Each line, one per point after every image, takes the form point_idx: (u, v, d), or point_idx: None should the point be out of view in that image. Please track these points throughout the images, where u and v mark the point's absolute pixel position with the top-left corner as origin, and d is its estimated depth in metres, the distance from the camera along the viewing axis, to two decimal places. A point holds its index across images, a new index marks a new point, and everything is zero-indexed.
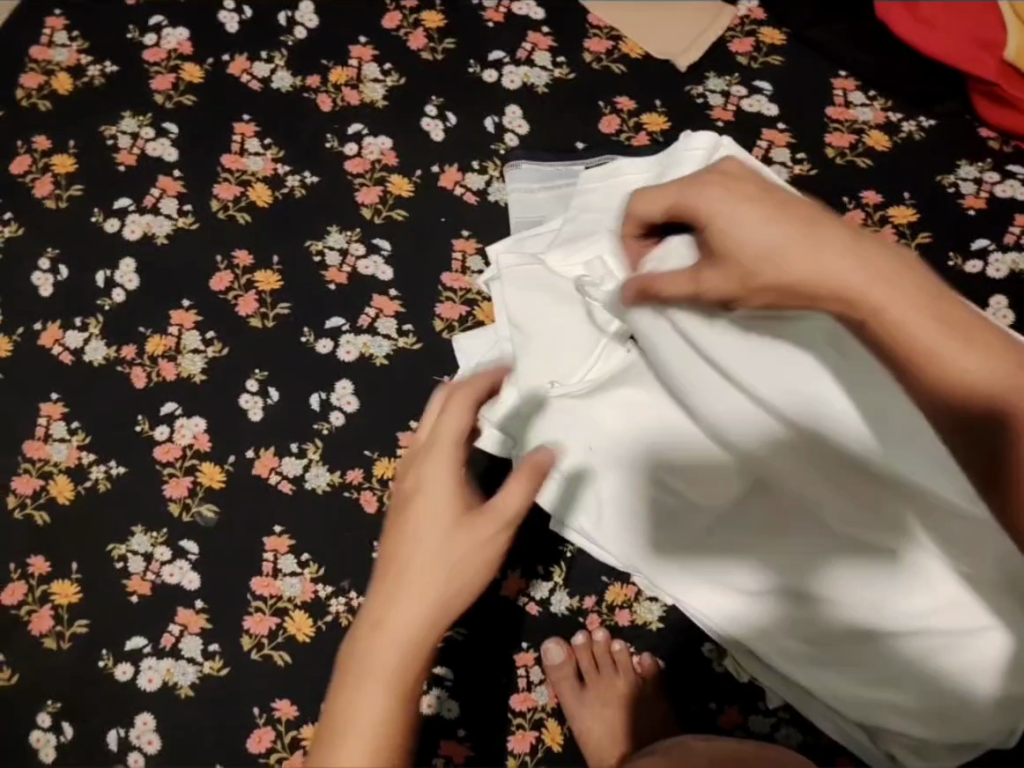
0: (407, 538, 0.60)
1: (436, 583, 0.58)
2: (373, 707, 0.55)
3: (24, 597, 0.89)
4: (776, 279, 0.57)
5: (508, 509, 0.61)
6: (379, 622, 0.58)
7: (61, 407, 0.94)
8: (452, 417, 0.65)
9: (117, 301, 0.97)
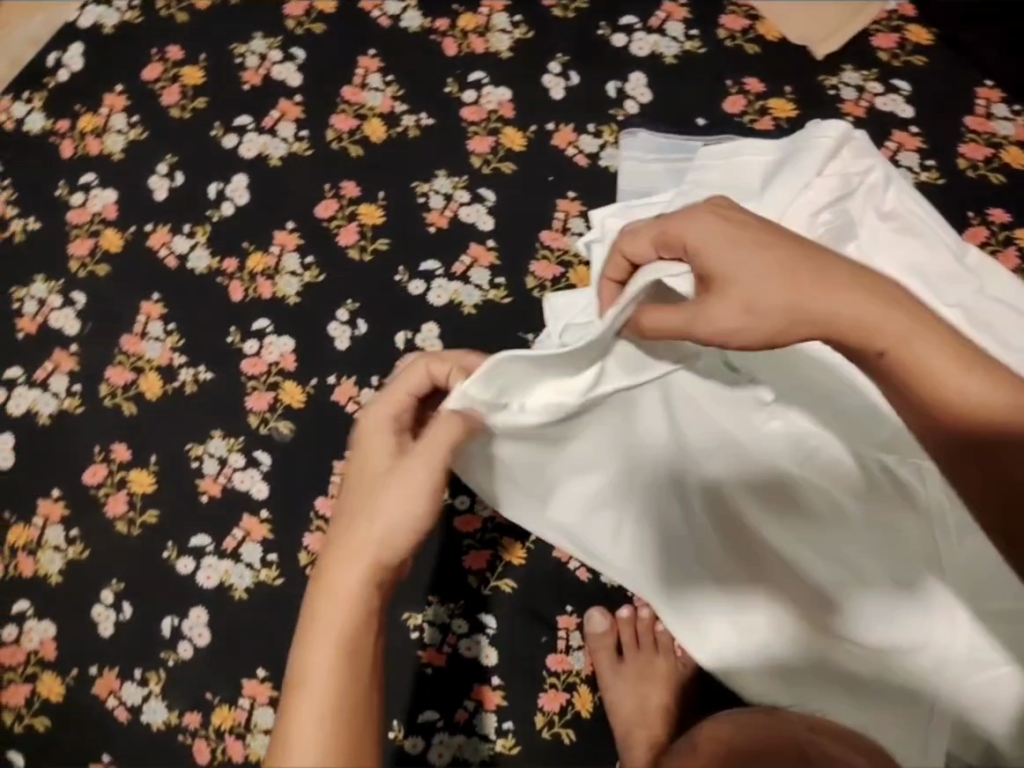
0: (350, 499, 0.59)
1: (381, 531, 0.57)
2: (326, 674, 0.53)
3: (103, 480, 0.94)
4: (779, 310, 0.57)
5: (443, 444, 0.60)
6: (324, 592, 0.56)
7: (159, 308, 0.98)
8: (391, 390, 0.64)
9: (225, 214, 1.00)
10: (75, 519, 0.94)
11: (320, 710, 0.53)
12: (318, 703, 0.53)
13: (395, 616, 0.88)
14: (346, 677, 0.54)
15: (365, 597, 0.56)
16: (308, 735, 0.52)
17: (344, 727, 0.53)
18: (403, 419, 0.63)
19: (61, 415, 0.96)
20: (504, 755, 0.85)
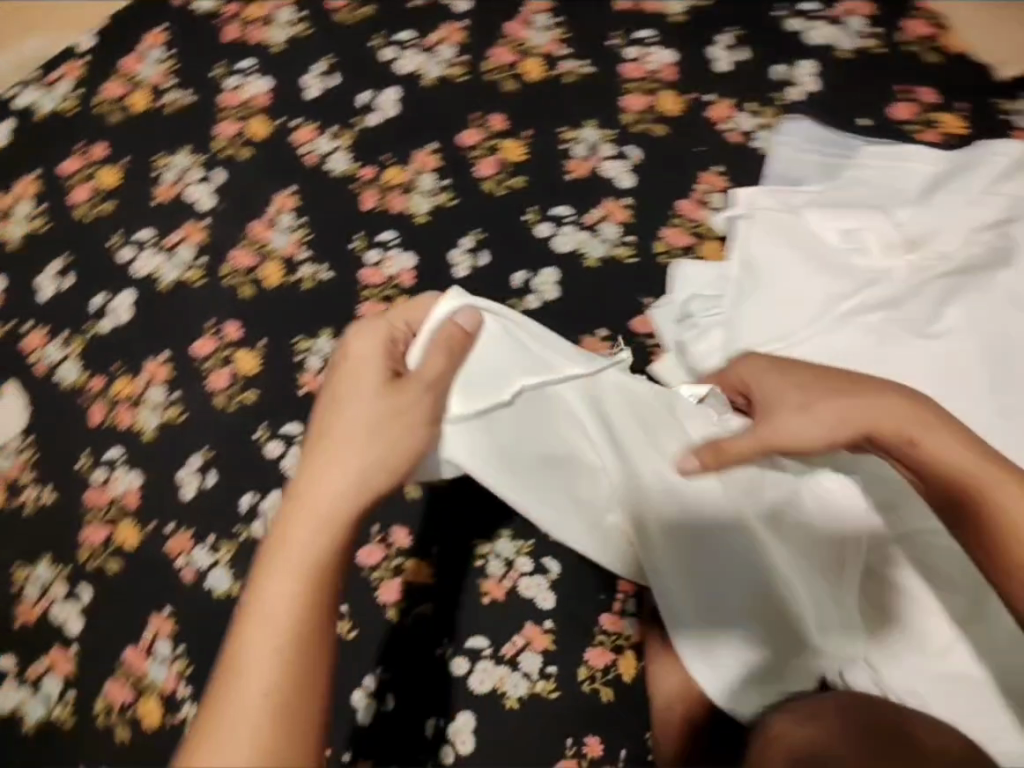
0: (336, 423, 0.59)
1: (362, 449, 0.58)
2: (284, 603, 0.52)
3: (211, 354, 0.98)
4: (835, 414, 0.65)
5: (432, 374, 0.65)
6: (303, 518, 0.55)
7: (292, 201, 1.00)
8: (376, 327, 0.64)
9: (371, 124, 1.01)
10: (178, 384, 0.97)
11: (275, 638, 0.52)
12: (270, 634, 0.52)
13: (467, 542, 0.94)
14: (305, 610, 0.52)
15: (339, 527, 0.55)
16: (264, 648, 0.51)
17: (296, 657, 0.52)
18: (394, 348, 0.64)
19: (181, 284, 0.99)
20: (541, 696, 0.89)
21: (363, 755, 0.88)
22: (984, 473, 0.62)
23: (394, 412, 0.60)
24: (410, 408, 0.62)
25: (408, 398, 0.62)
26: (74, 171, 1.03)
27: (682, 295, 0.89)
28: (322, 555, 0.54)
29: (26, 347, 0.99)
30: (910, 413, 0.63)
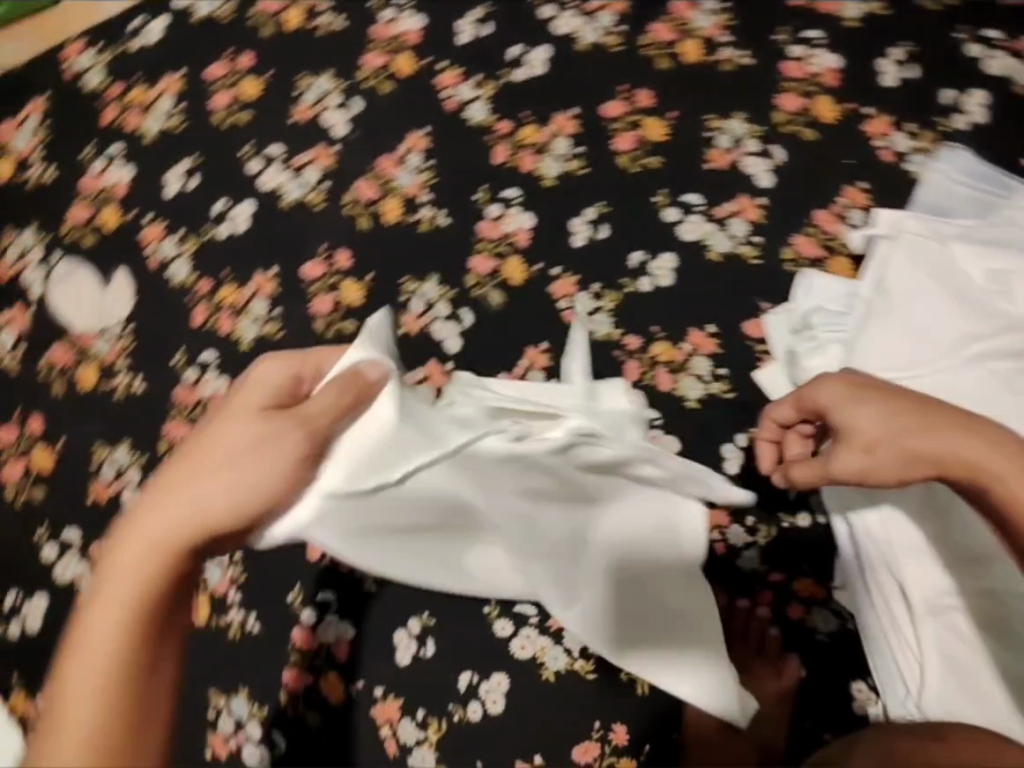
0: (195, 463, 0.56)
1: (212, 492, 0.55)
2: (105, 629, 0.52)
3: (319, 278, 0.99)
4: (899, 449, 0.65)
5: (316, 408, 0.60)
6: (130, 542, 0.53)
7: (424, 142, 1.00)
8: (258, 376, 0.61)
9: (517, 78, 1.00)
10: (282, 301, 0.98)
11: (95, 672, 0.51)
12: (88, 663, 0.51)
13: None
14: (127, 637, 0.52)
15: (168, 553, 0.53)
16: (90, 683, 0.51)
17: (123, 673, 0.52)
18: (297, 386, 0.62)
19: (302, 204, 1.00)
20: (578, 673, 0.92)
21: (396, 692, 0.92)
22: None
23: (261, 445, 0.57)
24: (284, 438, 0.58)
25: (279, 428, 0.58)
26: (218, 77, 1.04)
27: (807, 306, 0.89)
28: (149, 588, 0.53)
29: (142, 238, 1.00)
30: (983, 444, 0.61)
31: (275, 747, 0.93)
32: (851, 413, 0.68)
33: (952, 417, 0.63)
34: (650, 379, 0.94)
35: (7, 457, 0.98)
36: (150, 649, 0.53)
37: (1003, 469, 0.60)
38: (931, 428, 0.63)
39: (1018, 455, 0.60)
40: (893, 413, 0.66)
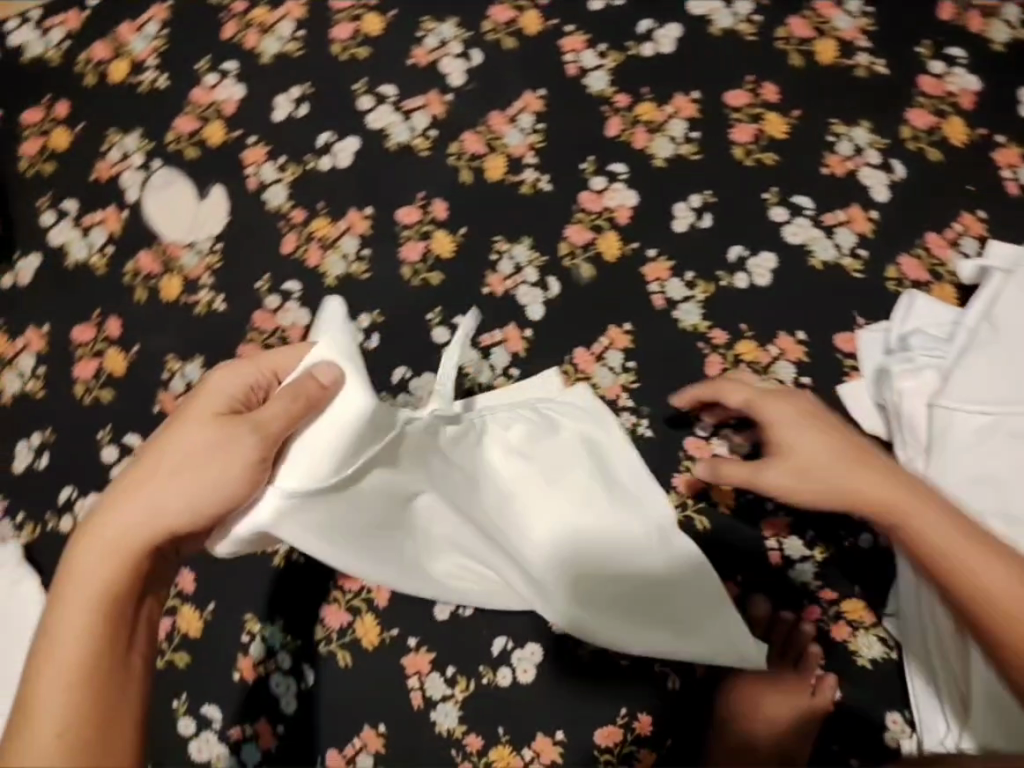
0: (168, 456, 0.66)
1: (184, 482, 0.65)
2: (75, 625, 0.62)
3: (413, 224, 0.98)
4: (827, 480, 0.76)
5: (266, 414, 0.64)
6: (89, 551, 0.63)
7: (538, 104, 0.98)
8: (212, 390, 0.68)
9: (642, 54, 0.98)
10: (372, 242, 0.98)
11: (80, 622, 0.62)
12: (59, 671, 0.61)
13: None
14: (96, 630, 0.62)
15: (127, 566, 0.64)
16: (72, 630, 0.62)
17: (91, 681, 0.61)
18: (252, 393, 0.69)
19: (407, 148, 0.99)
20: (612, 655, 0.92)
21: (430, 644, 0.92)
22: (942, 539, 0.71)
23: (222, 442, 0.65)
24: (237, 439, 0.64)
25: (238, 433, 0.64)
26: (342, 9, 1.02)
27: (908, 328, 0.87)
28: (101, 625, 0.63)
29: (245, 158, 0.99)
30: (892, 484, 0.75)
31: (303, 682, 0.92)
32: (793, 434, 0.79)
33: (862, 454, 0.76)
34: (732, 376, 0.93)
35: (80, 354, 0.97)
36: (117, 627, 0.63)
37: (914, 504, 0.74)
38: (856, 468, 0.75)
39: (904, 483, 0.75)
40: (829, 444, 0.77)
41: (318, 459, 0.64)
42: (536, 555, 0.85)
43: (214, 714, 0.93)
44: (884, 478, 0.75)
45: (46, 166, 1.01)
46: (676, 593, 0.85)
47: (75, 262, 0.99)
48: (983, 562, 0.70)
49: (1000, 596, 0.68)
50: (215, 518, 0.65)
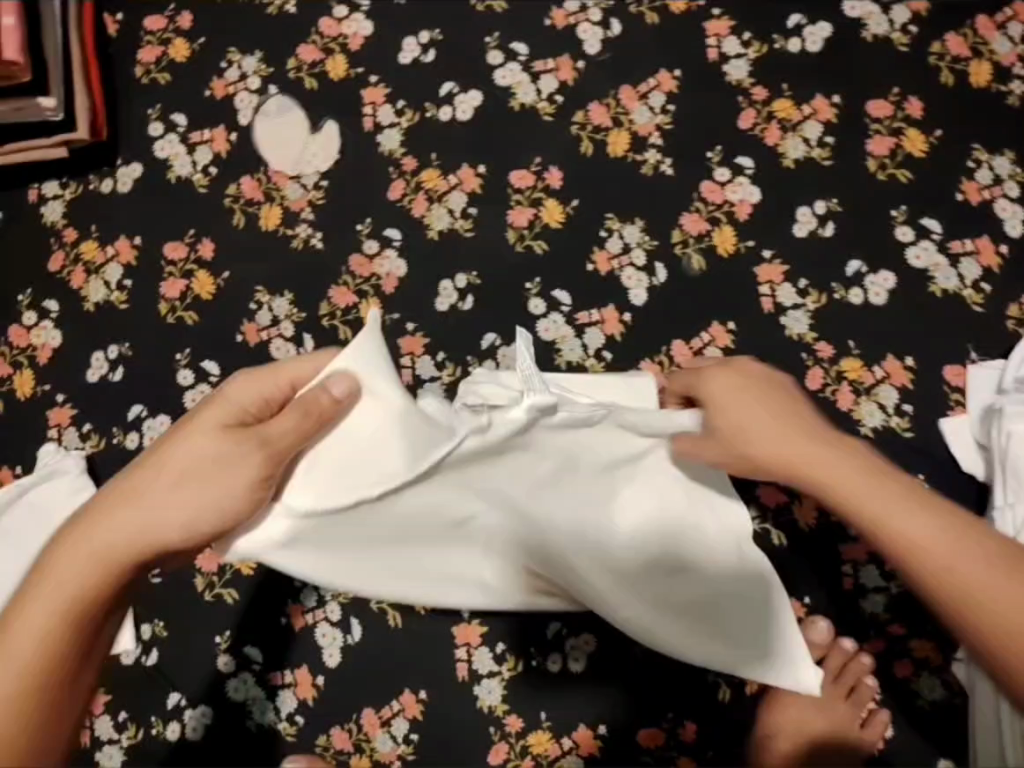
0: (164, 461, 0.64)
1: (174, 491, 0.63)
2: (39, 620, 0.63)
3: (524, 189, 0.95)
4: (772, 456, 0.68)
5: (271, 432, 0.62)
6: (66, 553, 0.63)
7: (672, 85, 0.95)
8: (226, 396, 0.65)
9: (788, 49, 0.95)
10: (481, 201, 0.95)
11: (48, 617, 0.63)
12: (13, 670, 0.62)
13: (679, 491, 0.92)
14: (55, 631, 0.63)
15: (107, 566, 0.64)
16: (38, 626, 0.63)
17: (32, 695, 0.62)
18: (265, 404, 0.66)
19: (531, 111, 0.96)
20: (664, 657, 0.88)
21: (481, 618, 0.89)
22: (876, 501, 0.66)
23: (220, 458, 0.63)
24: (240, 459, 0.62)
25: (239, 451, 0.62)
26: None
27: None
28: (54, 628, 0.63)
29: (365, 97, 0.97)
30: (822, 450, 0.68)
31: (348, 636, 0.89)
32: (733, 405, 0.69)
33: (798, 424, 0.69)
34: (832, 393, 0.90)
35: (169, 271, 0.95)
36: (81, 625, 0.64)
37: (846, 473, 0.67)
38: (793, 441, 0.68)
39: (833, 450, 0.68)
40: (769, 410, 0.69)
41: (325, 486, 0.63)
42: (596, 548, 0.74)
43: (254, 656, 0.90)
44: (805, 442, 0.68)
45: (162, 75, 0.99)
46: (742, 597, 0.75)
47: (177, 178, 0.97)
48: (933, 525, 0.65)
49: (973, 579, 0.63)
50: (209, 537, 0.64)
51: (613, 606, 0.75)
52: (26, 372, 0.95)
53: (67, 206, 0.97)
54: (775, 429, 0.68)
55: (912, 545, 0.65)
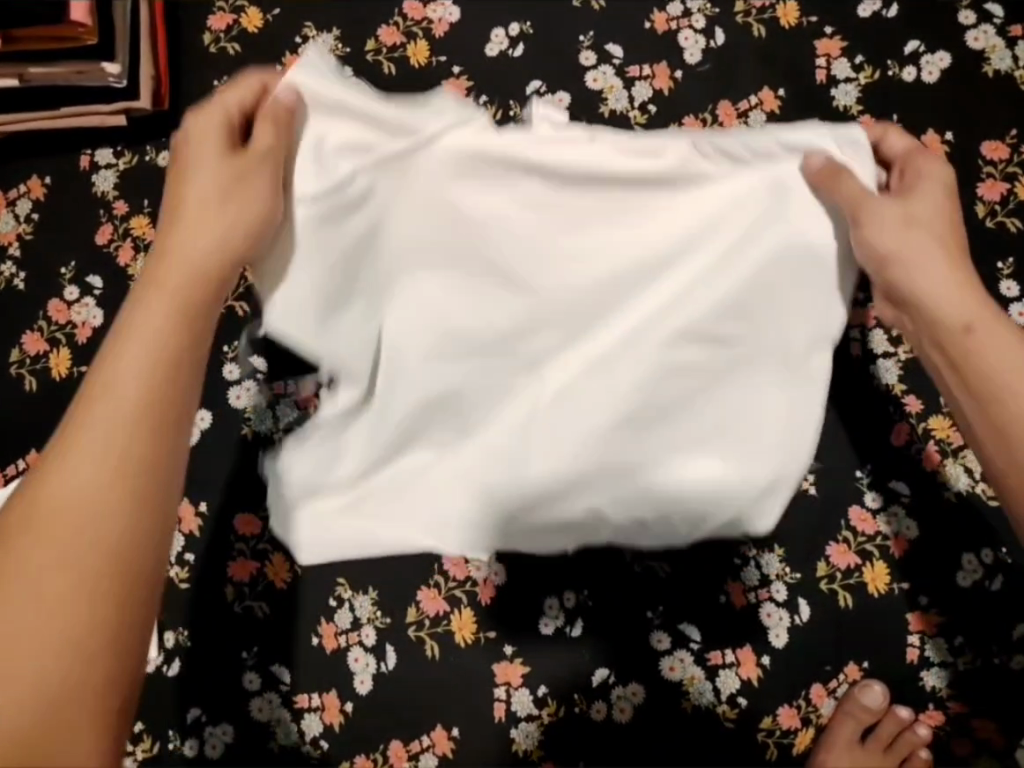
0: (191, 221, 0.65)
1: (214, 236, 0.65)
2: (98, 429, 0.54)
3: None
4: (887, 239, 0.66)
5: (262, 141, 0.68)
6: (132, 338, 0.58)
7: (774, 105, 0.89)
8: (203, 121, 0.68)
9: (903, 78, 0.89)
10: None
11: (119, 405, 0.55)
12: (96, 455, 0.53)
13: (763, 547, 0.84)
14: (142, 398, 0.56)
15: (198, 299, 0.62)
16: (115, 404, 0.55)
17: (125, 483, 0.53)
18: (232, 134, 0.69)
19: (622, 119, 0.90)
20: (718, 717, 0.82)
21: (524, 656, 0.83)
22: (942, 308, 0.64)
23: (234, 194, 0.66)
24: (253, 188, 0.67)
25: (252, 166, 0.67)
26: None
27: None
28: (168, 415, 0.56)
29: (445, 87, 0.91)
30: (932, 245, 0.66)
31: (382, 664, 0.84)
32: (921, 173, 0.69)
33: (941, 216, 0.67)
34: (917, 450, 0.84)
35: None
36: (156, 410, 0.56)
37: (925, 267, 0.65)
38: (925, 218, 0.67)
39: (934, 248, 0.65)
40: (930, 189, 0.68)
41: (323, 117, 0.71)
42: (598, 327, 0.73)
43: (282, 675, 0.84)
44: (907, 217, 0.66)
45: (232, 45, 0.93)
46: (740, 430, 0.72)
47: None
48: (996, 337, 0.62)
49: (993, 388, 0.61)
50: (242, 253, 0.66)
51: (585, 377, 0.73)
52: (62, 350, 0.90)
53: (120, 177, 0.92)
54: (926, 200, 0.67)
55: (962, 346, 0.63)
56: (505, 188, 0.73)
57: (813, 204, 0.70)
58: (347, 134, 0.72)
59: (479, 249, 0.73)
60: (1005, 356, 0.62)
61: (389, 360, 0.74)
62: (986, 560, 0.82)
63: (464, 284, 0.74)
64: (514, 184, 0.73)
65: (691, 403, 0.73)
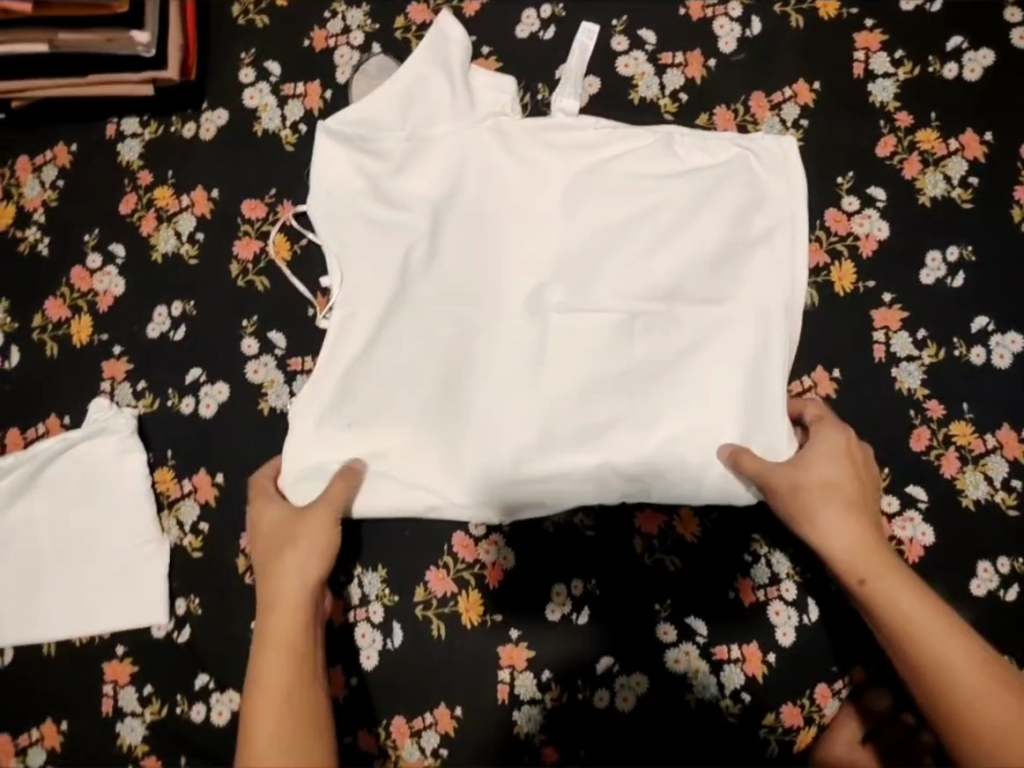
0: (261, 523, 0.78)
1: (280, 536, 0.77)
2: (275, 676, 0.70)
3: None
4: (775, 472, 0.74)
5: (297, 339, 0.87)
6: (268, 657, 0.71)
7: (808, 98, 0.87)
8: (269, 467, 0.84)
9: (943, 74, 0.87)
10: None
11: (283, 659, 0.71)
12: (272, 698, 0.69)
13: (774, 543, 0.83)
14: (292, 654, 0.71)
15: (299, 628, 0.72)
16: (276, 664, 0.70)
17: (294, 717, 0.69)
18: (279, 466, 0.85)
19: (651, 106, 0.88)
20: (721, 711, 0.82)
21: (530, 640, 0.84)
22: (848, 551, 0.69)
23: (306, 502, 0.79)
24: (310, 531, 0.76)
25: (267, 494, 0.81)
26: None
27: None
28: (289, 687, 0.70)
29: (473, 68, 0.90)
30: (817, 484, 0.72)
31: (388, 641, 0.85)
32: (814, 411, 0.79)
33: (834, 445, 0.75)
34: (937, 456, 0.82)
35: (244, 230, 0.90)
36: (303, 646, 0.72)
37: (810, 499, 0.72)
38: (811, 457, 0.74)
39: (820, 486, 0.72)
40: (821, 428, 0.77)
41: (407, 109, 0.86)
42: (602, 279, 0.82)
43: None
44: (816, 488, 0.72)
45: (260, 17, 0.92)
46: (725, 381, 0.79)
47: (264, 131, 0.91)
48: (876, 557, 0.68)
49: (899, 607, 0.67)
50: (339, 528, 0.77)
51: (589, 322, 0.82)
52: (84, 317, 0.90)
53: (146, 146, 0.92)
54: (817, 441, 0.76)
55: (887, 613, 0.67)
56: (518, 160, 0.84)
57: (780, 174, 0.83)
58: (421, 113, 0.86)
59: (492, 214, 0.84)
60: (898, 586, 0.67)
61: (413, 307, 0.84)
62: (1002, 570, 0.80)
63: (484, 242, 0.84)
64: (538, 145, 0.85)
65: (693, 356, 0.81)
